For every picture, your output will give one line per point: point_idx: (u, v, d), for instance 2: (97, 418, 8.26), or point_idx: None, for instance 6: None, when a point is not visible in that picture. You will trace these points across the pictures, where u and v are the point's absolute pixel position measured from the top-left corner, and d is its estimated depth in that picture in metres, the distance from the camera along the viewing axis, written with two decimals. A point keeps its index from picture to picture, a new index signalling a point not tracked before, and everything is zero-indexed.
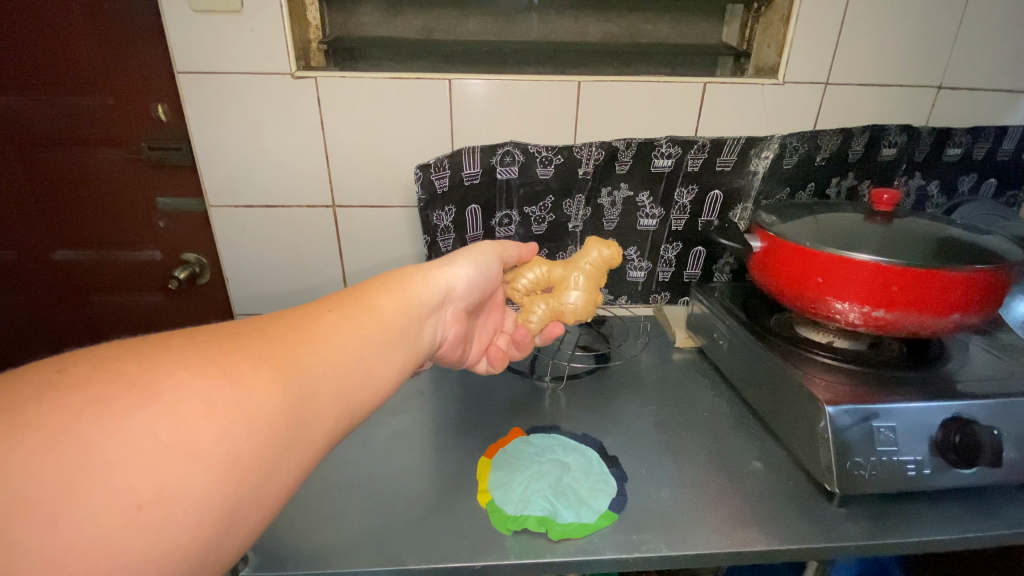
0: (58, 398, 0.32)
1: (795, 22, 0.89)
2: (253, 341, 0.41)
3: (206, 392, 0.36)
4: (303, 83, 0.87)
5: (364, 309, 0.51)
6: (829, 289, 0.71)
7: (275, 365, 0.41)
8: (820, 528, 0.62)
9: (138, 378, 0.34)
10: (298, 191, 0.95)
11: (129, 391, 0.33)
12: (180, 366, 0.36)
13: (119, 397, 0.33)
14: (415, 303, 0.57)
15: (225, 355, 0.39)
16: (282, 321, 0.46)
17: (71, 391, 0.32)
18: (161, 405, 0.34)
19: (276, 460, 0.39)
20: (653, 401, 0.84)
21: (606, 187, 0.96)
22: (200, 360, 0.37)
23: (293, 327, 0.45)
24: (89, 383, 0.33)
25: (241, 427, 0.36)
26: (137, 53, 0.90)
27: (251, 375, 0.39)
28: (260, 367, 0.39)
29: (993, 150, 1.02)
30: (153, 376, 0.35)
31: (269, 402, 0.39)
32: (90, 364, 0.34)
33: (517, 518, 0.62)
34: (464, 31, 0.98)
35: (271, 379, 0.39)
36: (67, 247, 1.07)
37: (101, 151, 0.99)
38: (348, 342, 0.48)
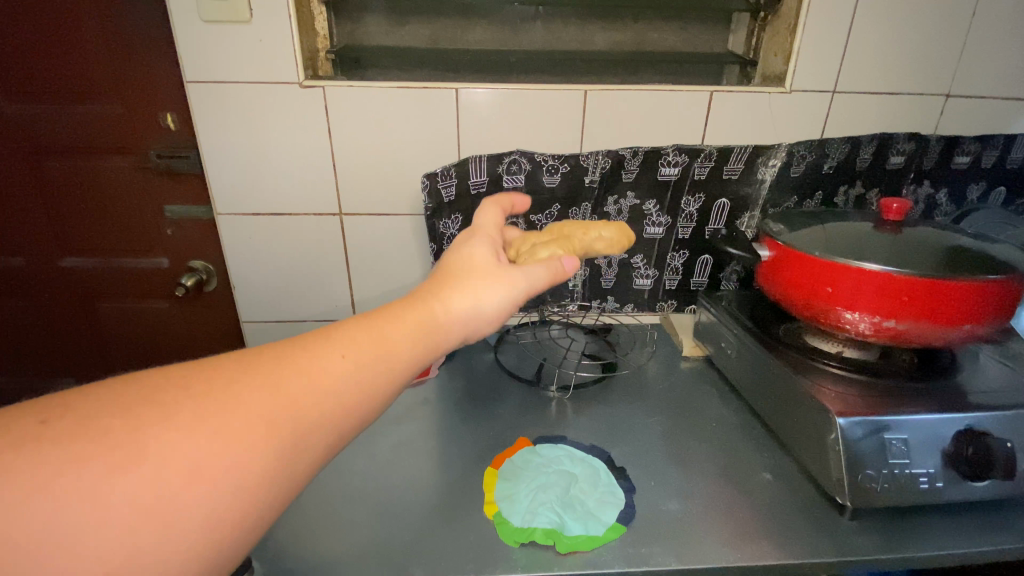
0: (39, 453, 0.31)
1: (801, 31, 0.89)
2: (251, 394, 0.38)
3: (188, 456, 0.34)
4: (310, 92, 0.88)
5: (368, 344, 0.45)
6: (839, 299, 0.71)
7: (272, 426, 0.38)
8: (832, 541, 0.61)
9: (122, 436, 0.33)
10: (305, 199, 0.96)
11: (110, 452, 0.33)
12: (169, 425, 0.35)
13: (99, 458, 0.32)
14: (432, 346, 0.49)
15: (209, 404, 0.36)
16: (292, 365, 0.42)
17: (54, 446, 0.32)
18: (138, 447, 0.33)
19: (257, 522, 0.38)
20: (660, 411, 0.84)
21: (612, 195, 0.96)
22: (189, 416, 0.36)
23: (302, 375, 0.41)
24: (74, 438, 0.33)
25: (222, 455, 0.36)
26: (147, 63, 0.91)
27: (241, 436, 0.37)
28: (256, 427, 0.37)
29: (1003, 158, 1.02)
30: (139, 433, 0.34)
31: (255, 468, 0.37)
32: (81, 414, 0.34)
33: (524, 530, 0.61)
34: (470, 39, 0.98)
35: (263, 444, 0.38)
36: (76, 254, 1.08)
37: (110, 160, 0.99)
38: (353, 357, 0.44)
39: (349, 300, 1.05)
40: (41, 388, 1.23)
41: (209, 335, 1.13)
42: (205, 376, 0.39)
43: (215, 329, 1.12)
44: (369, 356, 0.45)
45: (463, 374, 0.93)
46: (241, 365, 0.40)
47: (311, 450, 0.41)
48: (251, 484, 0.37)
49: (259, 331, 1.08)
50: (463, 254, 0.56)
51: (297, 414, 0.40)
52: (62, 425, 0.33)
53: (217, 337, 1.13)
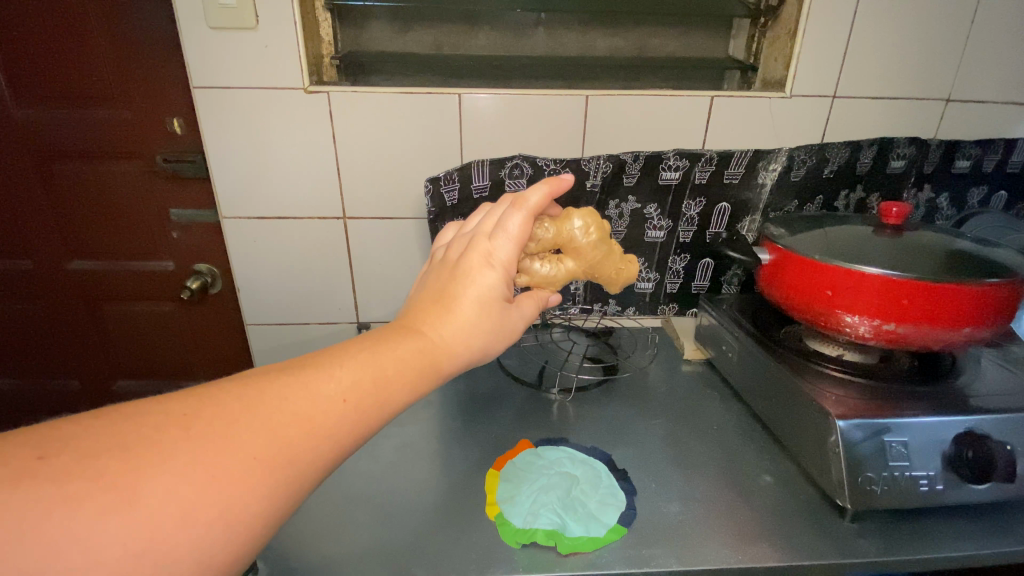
0: (29, 490, 0.30)
1: (801, 36, 0.89)
2: (249, 435, 0.36)
3: (183, 500, 0.33)
4: (315, 97, 0.89)
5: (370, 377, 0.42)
6: (839, 303, 0.71)
7: (268, 470, 0.36)
8: (832, 543, 0.61)
9: (117, 475, 0.32)
10: (309, 203, 0.97)
11: (105, 493, 0.31)
12: (165, 466, 0.33)
13: (93, 500, 0.31)
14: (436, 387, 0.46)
15: (207, 439, 0.35)
16: (291, 407, 0.38)
17: (47, 484, 0.30)
18: (129, 487, 0.32)
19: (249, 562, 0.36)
20: (661, 414, 0.84)
21: (613, 199, 0.97)
22: (187, 457, 0.34)
23: (300, 420, 0.38)
24: (70, 475, 0.31)
25: (218, 498, 0.34)
26: (155, 69, 0.93)
27: (237, 480, 0.35)
28: (254, 472, 0.35)
29: (1004, 163, 1.02)
30: (135, 473, 0.32)
31: (249, 513, 0.35)
32: (79, 447, 0.32)
33: (526, 531, 0.62)
34: (473, 45, 1.00)
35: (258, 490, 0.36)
36: (83, 257, 1.09)
37: (118, 164, 1.01)
38: (352, 392, 0.41)
39: (352, 303, 1.06)
40: (47, 390, 1.24)
41: (213, 337, 1.14)
42: (196, 406, 0.36)
43: (219, 332, 1.13)
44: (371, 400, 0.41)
45: (465, 376, 0.94)
46: (243, 398, 0.37)
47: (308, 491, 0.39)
48: (244, 531, 0.35)
49: (263, 334, 1.09)
50: (465, 291, 0.48)
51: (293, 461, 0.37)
52: (58, 460, 0.31)
53: (221, 340, 1.14)
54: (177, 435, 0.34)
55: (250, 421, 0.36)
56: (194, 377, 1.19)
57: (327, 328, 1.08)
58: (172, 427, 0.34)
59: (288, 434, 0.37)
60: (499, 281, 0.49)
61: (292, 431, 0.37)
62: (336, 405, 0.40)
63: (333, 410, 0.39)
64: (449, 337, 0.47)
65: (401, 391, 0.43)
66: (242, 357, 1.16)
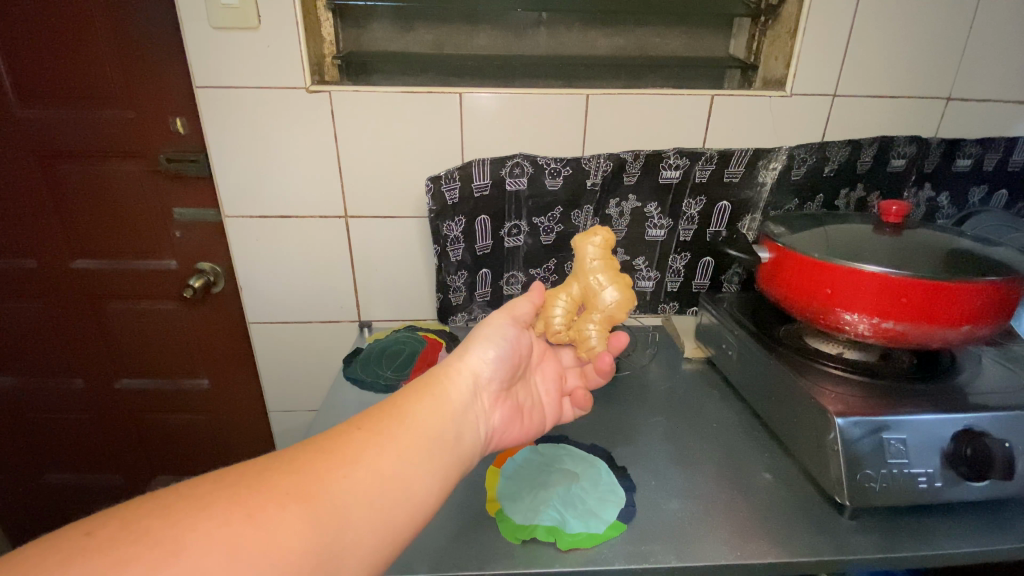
0: (79, 560, 0.33)
1: (801, 36, 0.90)
2: (278, 476, 0.42)
3: (231, 535, 0.37)
4: (317, 96, 0.89)
5: (394, 419, 0.50)
6: (838, 302, 0.71)
7: (306, 497, 0.41)
8: (831, 540, 0.62)
9: (160, 530, 0.36)
10: (311, 202, 0.97)
11: (152, 550, 0.34)
12: (203, 515, 0.37)
13: (142, 556, 0.34)
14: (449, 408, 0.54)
15: (245, 490, 0.40)
16: (329, 450, 0.46)
17: (97, 553, 0.34)
18: (174, 541, 0.35)
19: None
20: (661, 412, 0.84)
21: (614, 198, 0.97)
22: (222, 506, 0.38)
23: (336, 457, 0.45)
24: (114, 542, 0.35)
25: (262, 531, 0.38)
26: (158, 69, 0.93)
27: (279, 513, 0.39)
28: (293, 503, 0.41)
29: (1004, 161, 1.02)
30: (176, 527, 0.36)
31: (297, 534, 0.39)
32: (116, 519, 0.36)
33: (526, 528, 0.62)
34: (474, 45, 1.00)
35: (299, 517, 0.40)
36: (87, 256, 1.10)
37: (121, 164, 1.01)
38: (380, 431, 0.49)
39: (354, 301, 1.06)
40: (50, 389, 1.25)
41: (215, 336, 1.14)
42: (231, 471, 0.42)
43: (222, 331, 1.14)
44: (385, 425, 0.49)
45: None
46: (269, 458, 0.44)
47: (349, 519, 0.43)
48: (295, 554, 0.38)
49: (265, 332, 1.09)
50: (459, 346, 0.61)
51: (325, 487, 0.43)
52: (104, 531, 0.35)
53: (223, 338, 1.14)
54: (211, 491, 0.39)
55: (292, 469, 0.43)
56: (197, 376, 1.20)
57: (329, 327, 1.09)
58: (204, 488, 0.40)
59: (326, 472, 0.44)
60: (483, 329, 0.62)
61: (330, 468, 0.44)
62: (365, 442, 0.47)
63: (363, 447, 0.47)
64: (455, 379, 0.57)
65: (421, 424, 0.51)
66: (244, 355, 1.16)
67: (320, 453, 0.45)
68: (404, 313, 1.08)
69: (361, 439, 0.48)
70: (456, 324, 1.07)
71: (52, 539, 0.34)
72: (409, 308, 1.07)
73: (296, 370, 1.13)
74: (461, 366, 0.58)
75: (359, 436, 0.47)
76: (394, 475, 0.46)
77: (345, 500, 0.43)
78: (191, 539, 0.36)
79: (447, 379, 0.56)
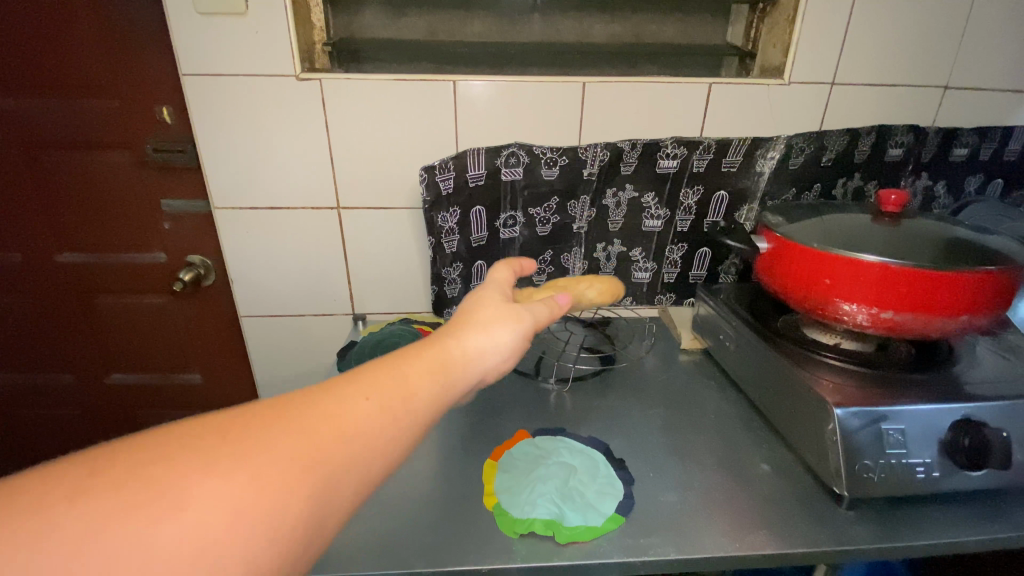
0: (72, 508, 0.28)
1: (800, 22, 0.88)
2: (281, 437, 0.35)
3: (234, 501, 0.31)
4: (307, 84, 0.87)
5: (400, 386, 0.42)
6: (838, 292, 0.71)
7: (309, 467, 0.35)
8: (829, 531, 0.62)
9: (164, 485, 0.30)
10: (303, 193, 0.95)
11: (154, 503, 0.29)
12: (207, 473, 0.31)
13: (143, 511, 0.29)
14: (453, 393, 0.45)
15: (247, 447, 0.33)
16: (330, 412, 0.38)
17: (91, 502, 0.29)
18: (177, 503, 0.30)
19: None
20: (659, 403, 0.84)
21: (611, 188, 0.96)
22: (230, 463, 0.32)
23: (339, 421, 0.38)
24: (113, 490, 0.29)
25: (262, 502, 0.32)
26: (144, 57, 0.91)
27: (280, 483, 0.33)
28: (293, 474, 0.34)
29: (1000, 151, 1.02)
30: (176, 484, 0.30)
31: (293, 512, 0.33)
32: (120, 460, 0.31)
33: (524, 521, 0.61)
34: (468, 32, 0.98)
35: (303, 487, 0.34)
36: (73, 249, 1.08)
37: (107, 154, 0.99)
38: (389, 398, 0.41)
39: (347, 294, 1.05)
40: (39, 385, 1.23)
41: (207, 330, 1.13)
42: (232, 416, 0.35)
43: (214, 325, 1.12)
44: (393, 399, 0.41)
45: None
46: (276, 405, 0.37)
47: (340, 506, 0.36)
48: (286, 538, 0.33)
49: (257, 326, 1.08)
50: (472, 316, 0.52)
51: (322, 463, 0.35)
52: (108, 473, 0.30)
53: (215, 332, 1.13)
54: (217, 441, 0.33)
55: (293, 425, 0.36)
56: (189, 371, 1.18)
57: (322, 320, 1.07)
58: (208, 434, 0.33)
59: (328, 436, 0.36)
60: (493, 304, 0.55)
61: (333, 433, 0.37)
62: (368, 406, 0.39)
63: (366, 412, 0.39)
64: (465, 350, 0.48)
65: (427, 396, 0.43)
66: (236, 349, 1.15)
67: (320, 419, 0.37)
68: (399, 306, 1.06)
69: (370, 406, 0.40)
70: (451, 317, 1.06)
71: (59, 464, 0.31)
72: (403, 300, 1.06)
73: (290, 364, 1.12)
74: (477, 344, 0.49)
75: (365, 408, 0.39)
76: (396, 450, 0.40)
77: (345, 477, 0.36)
78: (194, 502, 0.30)
79: (456, 348, 0.48)
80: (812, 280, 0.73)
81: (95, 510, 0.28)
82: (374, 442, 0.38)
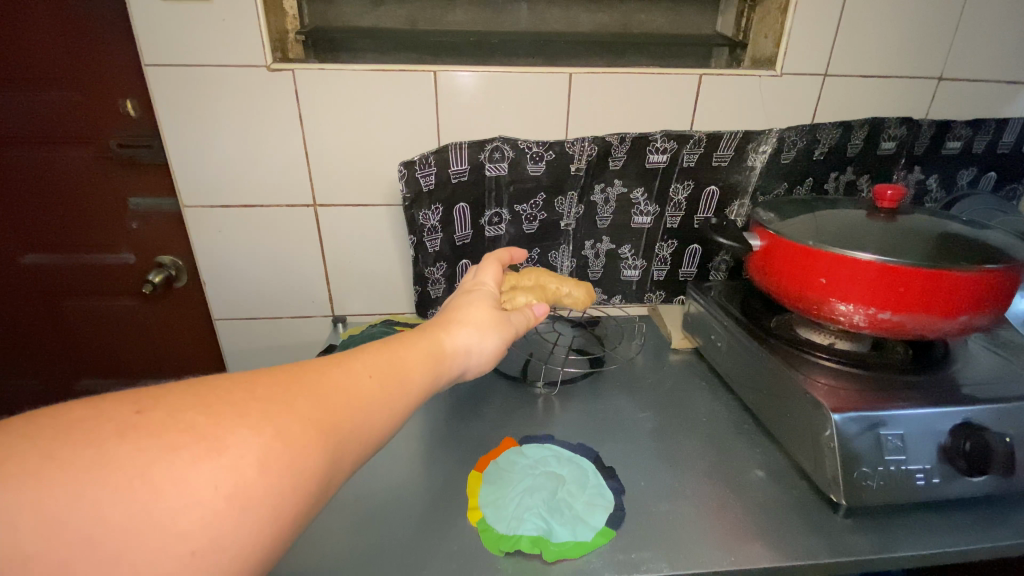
0: (124, 442, 0.30)
1: (793, 11, 0.85)
2: (303, 400, 0.38)
3: (262, 449, 0.34)
4: (279, 75, 0.83)
5: (396, 364, 0.47)
6: (833, 291, 0.68)
7: (322, 427, 0.38)
8: (827, 541, 0.59)
9: (203, 426, 0.33)
10: (277, 190, 0.91)
11: (197, 441, 0.32)
12: (242, 422, 0.34)
13: (188, 447, 0.32)
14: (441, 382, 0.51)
15: (272, 404, 0.36)
16: (337, 383, 0.41)
17: (141, 436, 0.31)
18: (217, 444, 0.32)
19: (298, 534, 0.36)
20: (649, 406, 0.81)
21: (598, 184, 0.92)
22: (260, 415, 0.35)
23: (349, 392, 0.41)
24: (162, 427, 0.32)
25: (285, 452, 0.35)
26: (103, 45, 0.85)
27: (298, 437, 0.36)
28: (308, 433, 0.36)
29: (993, 143, 1.00)
30: (217, 425, 0.33)
31: (307, 465, 0.36)
32: (170, 402, 0.34)
33: (510, 538, 0.58)
34: (451, 21, 0.94)
35: (318, 447, 0.37)
36: (34, 250, 1.02)
37: (68, 150, 0.93)
38: (388, 374, 0.45)
39: (326, 295, 1.00)
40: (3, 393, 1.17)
41: (180, 334, 1.08)
42: (259, 376, 0.38)
43: (188, 328, 1.07)
44: (391, 378, 0.45)
45: None
46: (290, 370, 0.40)
47: (342, 473, 0.39)
48: (300, 488, 0.35)
49: (233, 329, 1.03)
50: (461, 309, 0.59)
51: (338, 425, 0.39)
52: (155, 414, 0.32)
53: (188, 336, 1.08)
54: (247, 396, 0.36)
55: (306, 391, 0.39)
56: (164, 375, 1.13)
57: (301, 322, 1.03)
58: (239, 390, 0.36)
59: (337, 402, 0.40)
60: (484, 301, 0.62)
61: (341, 401, 0.40)
62: (368, 381, 0.43)
63: (367, 386, 0.43)
64: (453, 336, 0.54)
65: (418, 376, 0.48)
66: (212, 354, 1.10)
67: (337, 388, 0.41)
68: (381, 307, 1.03)
69: (370, 382, 0.44)
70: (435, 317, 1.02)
71: (99, 404, 0.32)
72: (385, 300, 1.02)
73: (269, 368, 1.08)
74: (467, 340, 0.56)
75: (369, 385, 0.43)
76: (387, 425, 0.43)
77: (349, 442, 0.40)
78: (232, 443, 0.33)
79: (446, 340, 0.54)
80: (801, 279, 0.71)
81: (148, 441, 0.31)
82: (370, 413, 0.42)
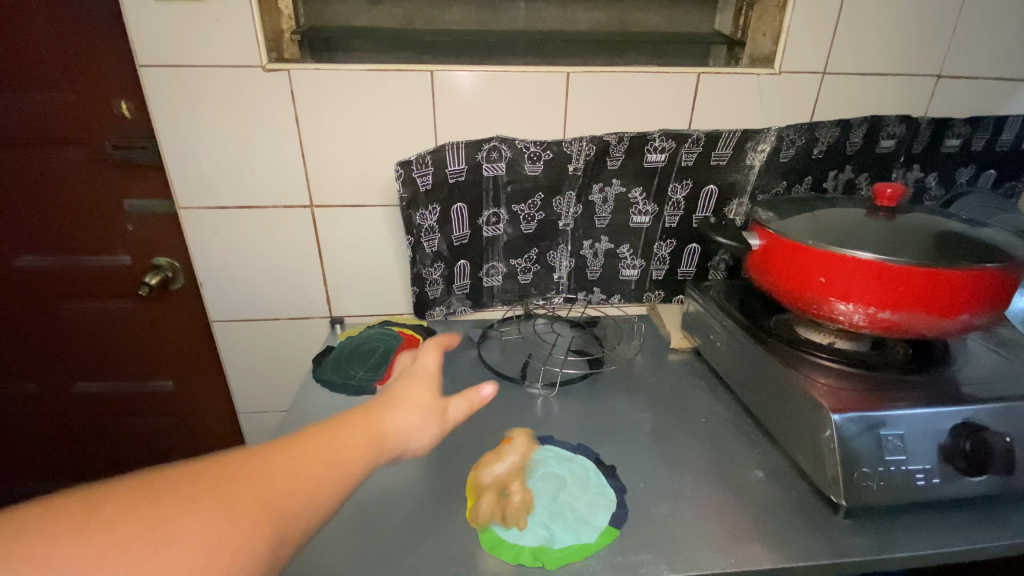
0: (68, 544, 0.29)
1: (791, 9, 0.85)
2: (241, 489, 0.36)
3: (214, 539, 0.33)
4: (274, 75, 0.82)
5: (318, 457, 0.40)
6: (834, 291, 0.68)
7: (267, 507, 0.36)
8: (827, 542, 0.59)
9: (151, 521, 0.32)
10: (273, 191, 0.90)
11: (144, 538, 0.31)
12: (189, 512, 0.33)
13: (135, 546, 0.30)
14: (377, 458, 0.44)
15: (217, 492, 0.35)
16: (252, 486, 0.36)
17: (88, 533, 0.30)
18: (167, 537, 0.31)
19: None
20: (649, 407, 0.81)
21: (597, 183, 0.92)
22: (210, 504, 0.34)
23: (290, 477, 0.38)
24: (109, 526, 0.31)
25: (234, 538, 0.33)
26: (98, 46, 0.84)
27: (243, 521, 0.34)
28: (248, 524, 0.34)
29: (993, 141, 1.00)
30: (165, 520, 0.32)
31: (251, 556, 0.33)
32: (119, 495, 0.33)
33: (511, 545, 0.58)
34: (447, 20, 0.93)
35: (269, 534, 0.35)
36: (30, 253, 1.01)
37: (62, 151, 0.92)
38: (299, 480, 0.38)
39: (324, 296, 1.00)
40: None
41: (177, 336, 1.07)
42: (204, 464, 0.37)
43: (185, 330, 1.06)
44: (301, 478, 0.38)
45: (445, 372, 0.90)
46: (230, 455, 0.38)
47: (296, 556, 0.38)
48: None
49: (230, 331, 1.03)
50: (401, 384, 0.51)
51: (283, 516, 0.36)
52: (105, 509, 0.31)
53: (185, 338, 1.07)
54: (192, 488, 0.34)
55: (250, 477, 0.37)
56: (160, 377, 1.12)
57: (299, 323, 1.02)
58: (186, 481, 0.35)
59: (258, 502, 0.35)
60: (432, 369, 0.53)
61: (261, 501, 0.36)
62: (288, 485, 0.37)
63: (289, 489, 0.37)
64: (384, 419, 0.46)
65: (335, 478, 0.40)
66: (208, 356, 1.09)
67: (264, 475, 0.37)
68: (379, 308, 1.02)
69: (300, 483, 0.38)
70: (433, 318, 1.02)
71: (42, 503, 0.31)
72: (383, 301, 1.02)
73: (266, 370, 1.07)
74: (406, 417, 0.47)
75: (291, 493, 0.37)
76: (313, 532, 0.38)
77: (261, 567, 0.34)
78: (179, 536, 0.32)
79: (383, 425, 0.45)
80: (801, 278, 0.71)
81: (96, 540, 0.30)
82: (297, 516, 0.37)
